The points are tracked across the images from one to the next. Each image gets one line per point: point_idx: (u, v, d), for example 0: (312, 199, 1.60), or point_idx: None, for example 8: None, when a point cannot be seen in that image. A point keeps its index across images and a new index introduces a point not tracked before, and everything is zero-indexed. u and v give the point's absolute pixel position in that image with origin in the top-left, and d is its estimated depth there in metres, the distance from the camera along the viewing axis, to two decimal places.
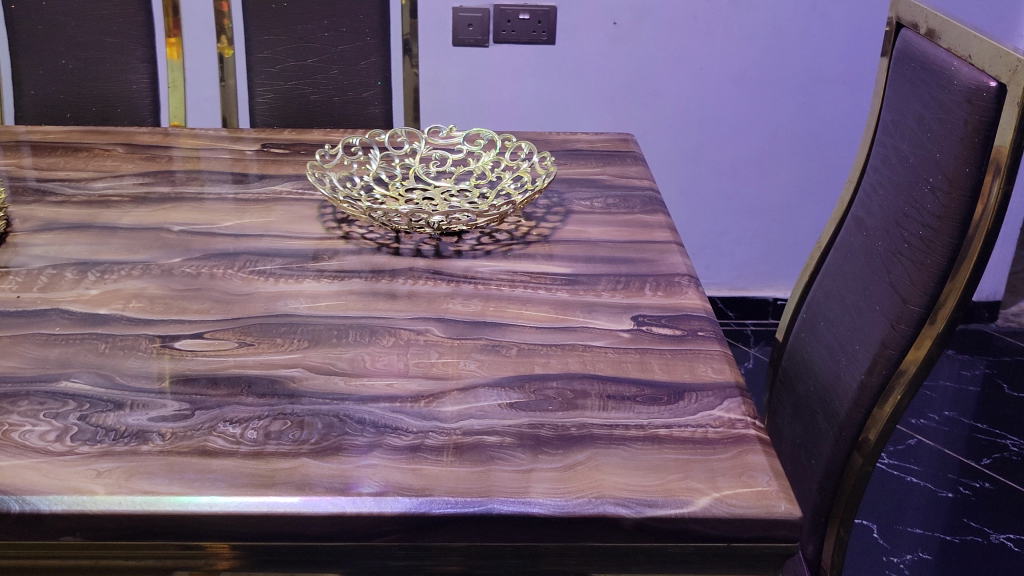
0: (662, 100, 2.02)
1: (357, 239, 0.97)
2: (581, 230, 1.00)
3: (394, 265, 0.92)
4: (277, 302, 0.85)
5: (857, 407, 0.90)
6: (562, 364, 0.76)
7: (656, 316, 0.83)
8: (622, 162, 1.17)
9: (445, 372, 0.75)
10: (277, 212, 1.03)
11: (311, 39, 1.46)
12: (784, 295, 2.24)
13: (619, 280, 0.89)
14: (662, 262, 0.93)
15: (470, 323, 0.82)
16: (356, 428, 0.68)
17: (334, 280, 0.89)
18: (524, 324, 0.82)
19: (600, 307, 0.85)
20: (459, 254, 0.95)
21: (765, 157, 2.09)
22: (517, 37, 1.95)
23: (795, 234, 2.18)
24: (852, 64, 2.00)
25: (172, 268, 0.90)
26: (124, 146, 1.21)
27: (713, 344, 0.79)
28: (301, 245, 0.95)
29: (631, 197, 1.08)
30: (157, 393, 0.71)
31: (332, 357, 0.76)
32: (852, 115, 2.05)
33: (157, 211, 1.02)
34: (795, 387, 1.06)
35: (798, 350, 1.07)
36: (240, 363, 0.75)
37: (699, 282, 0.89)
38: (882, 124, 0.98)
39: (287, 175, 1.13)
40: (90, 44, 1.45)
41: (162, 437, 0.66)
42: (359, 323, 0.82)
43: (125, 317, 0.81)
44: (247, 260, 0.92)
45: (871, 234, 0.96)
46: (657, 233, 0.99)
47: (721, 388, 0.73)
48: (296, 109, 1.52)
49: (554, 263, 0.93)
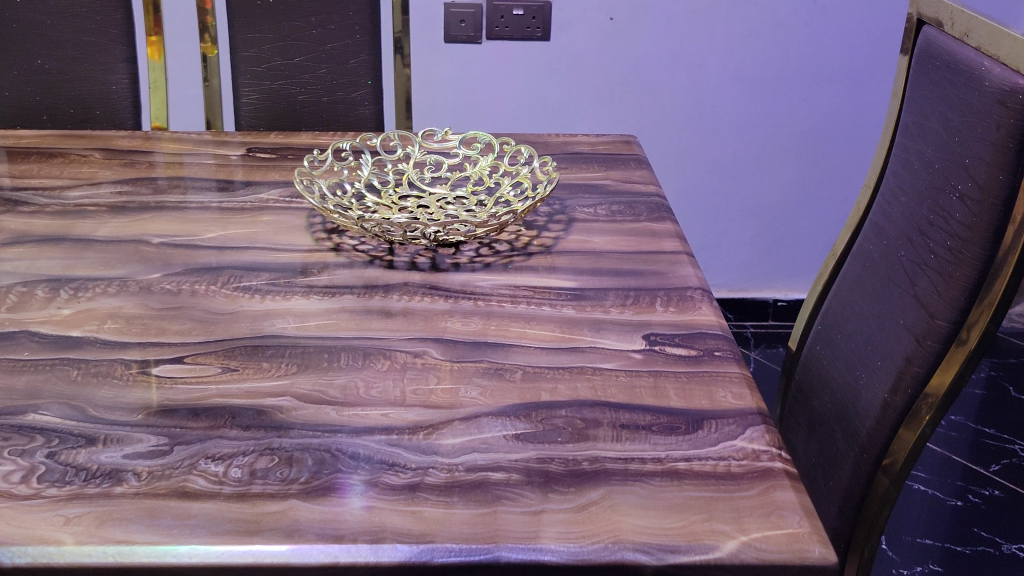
0: (659, 97, 1.97)
1: (348, 251, 0.92)
2: (585, 240, 0.94)
3: (388, 279, 0.87)
4: (263, 321, 0.79)
5: (880, 428, 0.85)
6: (570, 390, 0.71)
7: (668, 334, 0.78)
8: (625, 166, 1.12)
9: (444, 400, 0.69)
10: (264, 222, 0.97)
11: (298, 37, 1.41)
12: (784, 296, 2.20)
13: (628, 295, 0.84)
14: (672, 274, 0.88)
15: (470, 344, 0.76)
16: (350, 465, 0.62)
17: (324, 297, 0.83)
18: (528, 345, 0.76)
19: (609, 326, 0.79)
20: (457, 267, 0.89)
21: (766, 155, 2.04)
22: (510, 33, 1.89)
23: (796, 234, 2.13)
24: (854, 60, 1.95)
25: (151, 285, 0.84)
26: (102, 151, 1.15)
27: (732, 365, 0.74)
28: (288, 259, 0.90)
29: (637, 203, 1.02)
30: (133, 426, 0.66)
31: (323, 384, 0.71)
32: (854, 112, 2.00)
33: (136, 222, 0.96)
34: (810, 402, 1.01)
35: (813, 364, 1.02)
36: (223, 391, 0.70)
37: (713, 296, 0.84)
38: (903, 126, 0.93)
39: (273, 182, 1.08)
40: (66, 43, 1.39)
41: (138, 477, 0.61)
42: (351, 345, 0.76)
43: (99, 341, 0.76)
44: (231, 275, 0.86)
45: (892, 242, 0.91)
46: (666, 243, 0.93)
47: (742, 415, 0.68)
48: (283, 110, 1.46)
49: (557, 276, 0.87)
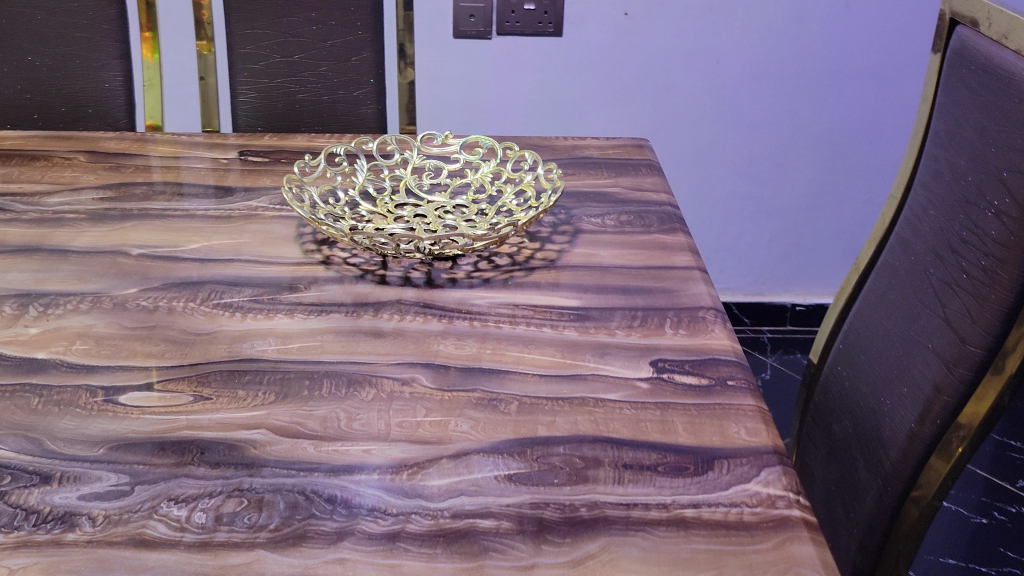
0: (674, 95, 1.90)
1: (338, 265, 0.86)
2: (591, 253, 0.88)
3: (380, 296, 0.81)
4: (242, 343, 0.74)
5: (906, 460, 0.79)
6: (570, 424, 0.65)
7: (679, 360, 0.72)
8: (636, 172, 1.06)
9: (432, 434, 0.64)
10: (251, 231, 0.92)
11: (298, 33, 1.35)
12: (802, 301, 2.13)
13: (635, 315, 0.78)
14: (683, 292, 0.82)
15: (463, 370, 0.71)
16: (325, 509, 0.57)
17: (310, 315, 0.78)
18: (525, 372, 0.71)
19: (614, 350, 0.74)
20: (454, 283, 0.84)
21: (784, 155, 1.97)
22: (521, 28, 1.83)
23: (816, 236, 2.06)
24: (878, 58, 1.88)
25: (126, 301, 0.79)
26: (87, 153, 1.09)
27: (746, 397, 0.68)
28: (274, 272, 0.84)
29: (647, 213, 0.96)
30: (92, 462, 0.60)
31: (301, 416, 0.65)
32: (877, 111, 1.93)
33: (116, 231, 0.91)
34: (829, 425, 0.95)
35: (833, 388, 0.96)
36: (194, 423, 0.64)
37: (727, 318, 0.78)
38: (935, 133, 0.87)
39: (265, 188, 1.02)
40: (58, 39, 1.34)
41: (92, 522, 0.55)
42: (334, 370, 0.70)
43: (64, 364, 0.70)
44: (212, 290, 0.81)
45: (920, 259, 0.84)
46: (677, 257, 0.88)
47: (757, 455, 0.62)
48: (282, 109, 1.40)
49: (560, 294, 0.81)
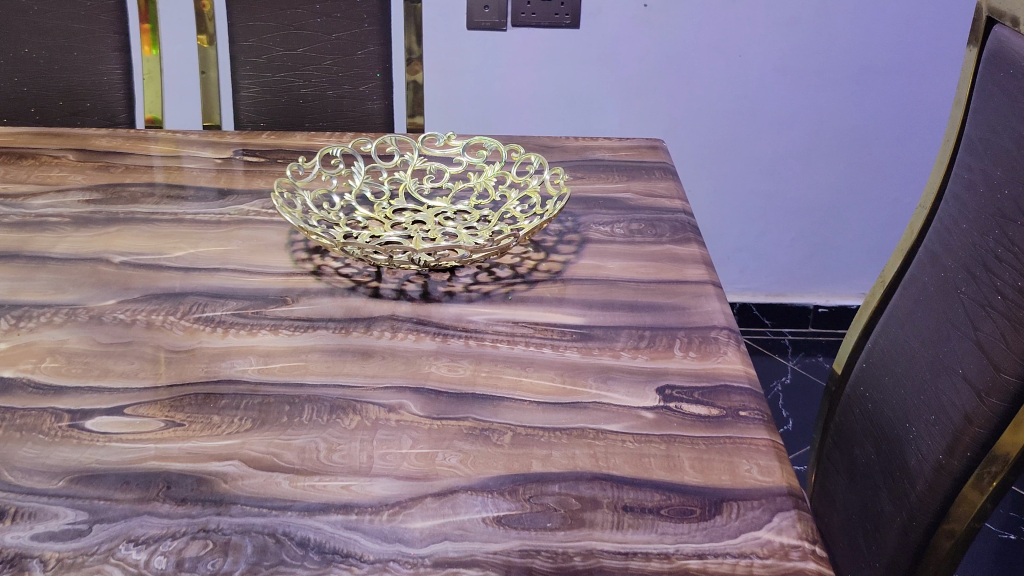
0: (694, 89, 1.84)
1: (330, 276, 0.81)
2: (599, 265, 0.83)
3: (371, 310, 0.76)
4: (221, 363, 0.69)
5: (933, 493, 0.73)
6: (567, 458, 0.60)
7: (687, 387, 0.67)
8: (649, 176, 1.01)
9: (417, 469, 0.59)
10: (240, 238, 0.87)
11: (302, 25, 1.30)
12: (825, 302, 2.07)
13: (642, 335, 0.73)
14: (695, 309, 0.76)
15: (455, 396, 0.66)
16: (296, 555, 0.52)
17: (295, 331, 0.73)
18: (521, 398, 0.66)
19: (618, 375, 0.68)
20: (451, 297, 0.79)
21: (809, 152, 1.91)
22: (537, 20, 1.77)
23: (839, 235, 2.00)
24: (908, 52, 1.81)
25: (102, 314, 0.75)
26: (77, 152, 1.05)
27: (758, 430, 0.63)
28: (262, 283, 0.80)
29: (660, 221, 0.91)
30: (50, 497, 0.56)
31: (278, 446, 0.61)
32: (905, 108, 1.86)
33: (99, 236, 0.87)
34: (850, 448, 0.89)
35: (853, 408, 0.90)
36: (163, 453, 0.60)
37: (741, 340, 0.73)
38: (970, 141, 0.81)
39: (258, 189, 0.97)
40: (56, 30, 1.30)
41: (43, 567, 0.51)
42: (317, 394, 0.66)
43: (31, 384, 0.66)
44: (194, 303, 0.76)
45: (951, 276, 0.79)
46: (690, 270, 0.82)
47: (770, 498, 0.57)
48: (285, 104, 1.35)
49: (563, 310, 0.76)
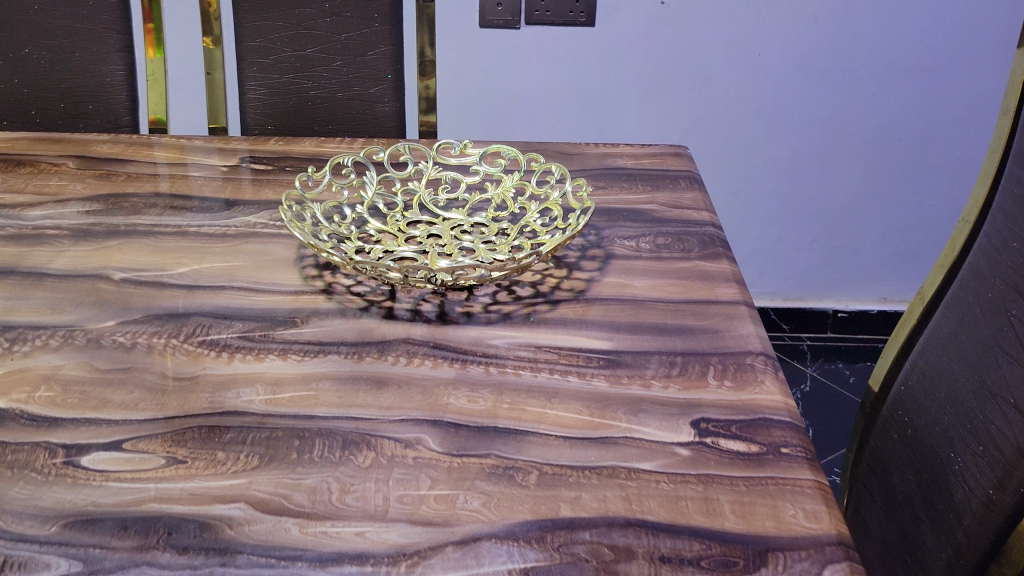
0: (711, 89, 1.80)
1: (341, 295, 0.77)
2: (625, 283, 0.79)
3: (385, 333, 0.72)
4: (226, 392, 0.65)
5: (982, 530, 0.68)
6: (598, 501, 0.56)
7: (724, 421, 0.63)
8: (673, 186, 0.96)
9: (437, 514, 0.54)
10: (247, 253, 0.83)
11: (311, 25, 1.26)
12: (844, 307, 2.03)
13: (674, 362, 0.69)
14: (728, 333, 0.72)
15: (476, 431, 0.61)
16: None
17: (305, 357, 0.69)
18: (547, 433, 0.61)
19: (649, 407, 0.64)
20: (469, 318, 0.74)
21: (830, 153, 1.86)
22: (551, 18, 1.73)
23: (860, 239, 1.96)
24: (934, 51, 1.75)
25: (101, 337, 0.70)
26: (77, 159, 1.01)
27: (802, 469, 0.58)
28: (270, 303, 0.75)
29: (687, 235, 0.87)
30: (41, 545, 0.52)
31: (287, 487, 0.56)
32: (928, 107, 1.81)
33: (99, 251, 0.82)
34: (888, 475, 0.85)
35: (892, 433, 0.86)
36: (164, 494, 0.56)
37: (779, 367, 0.69)
38: (1019, 151, 0.76)
39: (265, 199, 0.93)
40: (57, 30, 1.26)
41: None
42: (329, 428, 0.61)
43: (25, 416, 0.62)
44: (198, 325, 0.72)
45: (998, 295, 0.74)
46: (721, 289, 0.78)
47: (818, 547, 0.52)
48: (293, 106, 1.31)
49: (588, 334, 0.72)
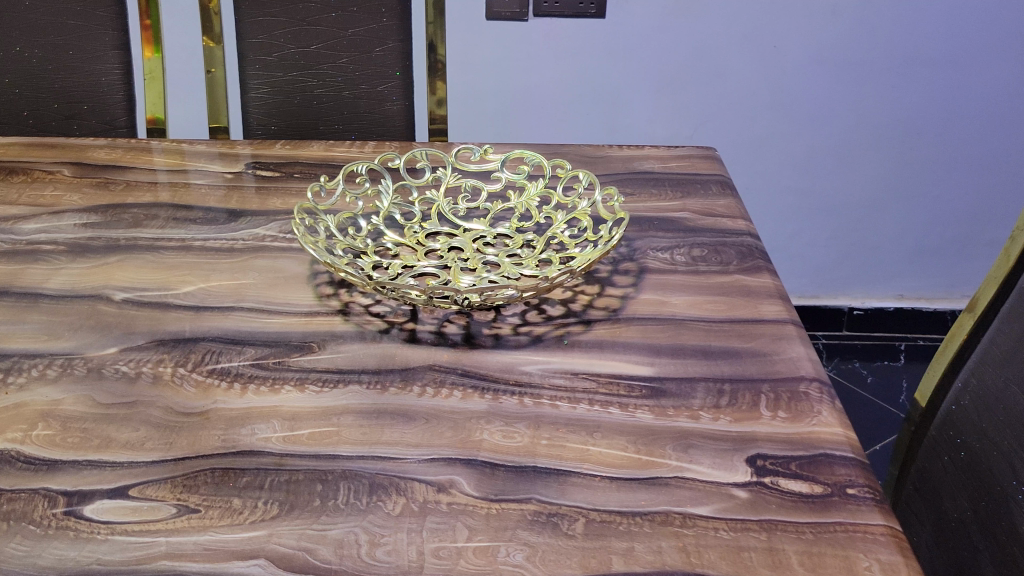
0: (726, 81, 1.74)
1: (359, 315, 0.72)
2: (662, 300, 0.74)
3: (409, 359, 0.67)
4: (241, 428, 0.60)
5: None
6: (652, 553, 0.51)
7: (783, 458, 0.58)
8: (704, 192, 0.91)
9: (477, 570, 0.49)
10: (256, 270, 0.78)
11: (315, 20, 1.20)
12: (860, 304, 1.99)
13: (722, 390, 0.64)
14: (779, 356, 0.67)
15: (513, 472, 0.56)
16: None
17: (324, 387, 0.64)
18: (591, 474, 0.56)
19: (700, 443, 0.59)
20: (498, 342, 0.69)
21: (847, 147, 1.81)
22: (561, 9, 1.67)
23: (877, 234, 1.92)
24: (955, 42, 1.70)
25: (102, 367, 0.65)
26: (72, 166, 0.95)
27: (872, 514, 0.53)
28: (283, 326, 0.70)
29: (724, 246, 0.82)
30: None
31: (311, 540, 0.51)
32: (948, 100, 1.75)
33: (98, 269, 0.77)
34: (941, 500, 0.80)
35: (942, 455, 0.81)
36: (175, 550, 0.50)
37: (835, 395, 0.63)
38: None
39: (274, 209, 0.88)
40: (50, 27, 1.20)
41: None
42: (354, 470, 0.56)
43: (21, 459, 0.57)
44: (207, 352, 0.67)
45: None
46: (766, 306, 0.73)
47: None
48: (297, 105, 1.25)
49: (627, 358, 0.67)
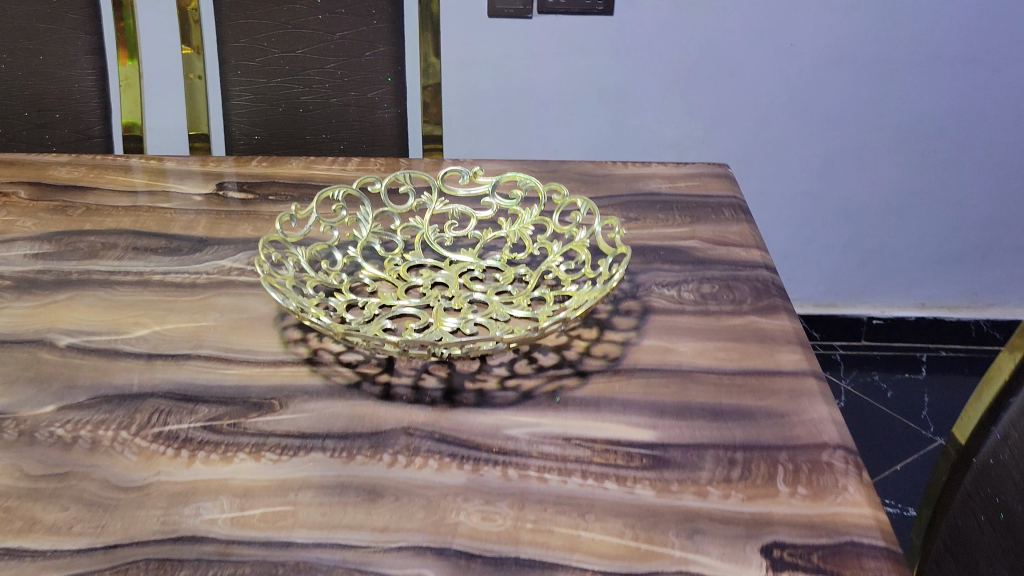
0: (740, 81, 1.66)
1: (328, 366, 0.64)
2: (667, 347, 0.66)
3: (381, 419, 0.59)
4: (183, 507, 0.52)
5: None
6: None
7: (804, 547, 0.50)
8: (716, 216, 0.84)
9: None
10: (219, 310, 0.70)
11: (300, 23, 1.13)
12: (880, 314, 1.92)
13: (733, 460, 0.56)
14: (798, 417, 0.59)
15: (491, 565, 0.49)
16: None
17: (283, 455, 0.56)
18: (580, 567, 0.48)
19: (708, 528, 0.51)
20: (481, 399, 0.62)
21: (866, 150, 1.73)
22: (566, 6, 1.59)
23: (897, 240, 1.83)
24: (982, 40, 1.61)
25: (35, 430, 0.58)
26: (29, 187, 0.88)
27: None
28: (243, 379, 0.63)
29: (737, 281, 0.74)
30: None
31: None
32: (975, 101, 1.67)
33: (44, 308, 0.70)
34: (976, 564, 0.72)
35: (978, 514, 0.73)
36: None
37: (863, 467, 0.56)
38: None
39: (244, 237, 0.80)
40: (19, 31, 1.13)
41: None
42: (308, 562, 0.49)
43: None
44: (154, 411, 0.60)
45: None
46: (783, 355, 0.65)
47: None
48: (282, 113, 1.18)
49: (628, 419, 0.59)
